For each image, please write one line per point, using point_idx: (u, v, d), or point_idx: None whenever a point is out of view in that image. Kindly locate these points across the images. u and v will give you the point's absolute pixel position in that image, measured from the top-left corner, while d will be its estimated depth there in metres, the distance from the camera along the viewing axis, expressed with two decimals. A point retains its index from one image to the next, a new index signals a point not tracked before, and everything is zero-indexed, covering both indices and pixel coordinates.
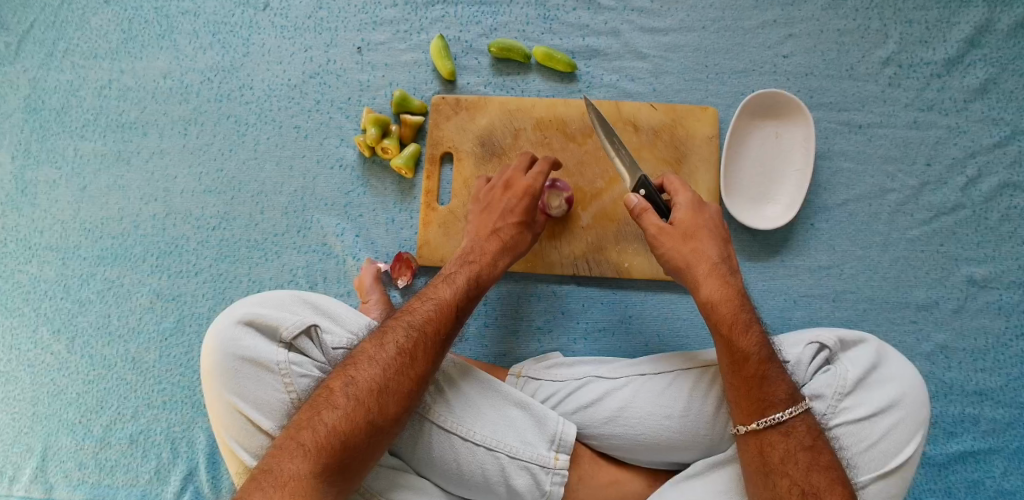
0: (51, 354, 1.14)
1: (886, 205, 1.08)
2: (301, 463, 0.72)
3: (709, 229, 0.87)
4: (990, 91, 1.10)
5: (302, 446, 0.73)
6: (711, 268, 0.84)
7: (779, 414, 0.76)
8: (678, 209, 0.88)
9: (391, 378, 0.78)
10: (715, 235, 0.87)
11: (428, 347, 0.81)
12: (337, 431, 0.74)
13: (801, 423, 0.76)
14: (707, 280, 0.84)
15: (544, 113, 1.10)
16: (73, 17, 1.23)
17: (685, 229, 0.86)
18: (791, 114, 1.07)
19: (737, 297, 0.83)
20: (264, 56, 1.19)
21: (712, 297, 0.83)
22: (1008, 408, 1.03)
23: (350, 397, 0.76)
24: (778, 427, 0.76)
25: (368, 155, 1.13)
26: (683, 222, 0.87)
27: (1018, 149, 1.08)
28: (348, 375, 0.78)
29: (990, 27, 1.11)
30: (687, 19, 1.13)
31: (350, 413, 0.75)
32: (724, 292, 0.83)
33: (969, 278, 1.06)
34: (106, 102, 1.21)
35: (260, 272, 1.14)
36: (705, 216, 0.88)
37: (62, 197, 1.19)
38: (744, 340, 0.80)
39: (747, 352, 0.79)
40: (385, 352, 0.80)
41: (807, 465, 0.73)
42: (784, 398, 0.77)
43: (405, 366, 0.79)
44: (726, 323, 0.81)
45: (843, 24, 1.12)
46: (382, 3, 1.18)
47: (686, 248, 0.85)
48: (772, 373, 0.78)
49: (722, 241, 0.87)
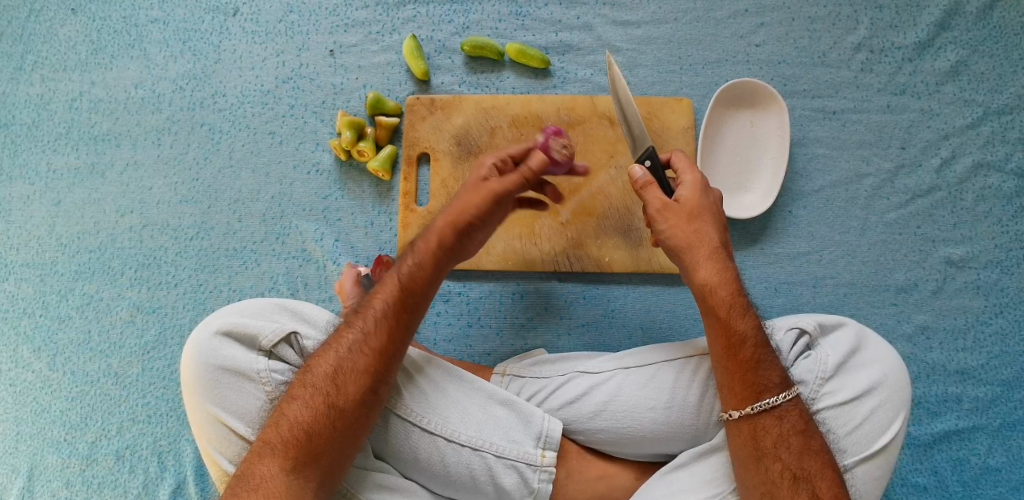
0: (32, 372, 1.13)
1: (863, 190, 1.09)
2: (271, 462, 0.73)
3: (715, 212, 0.83)
4: (961, 73, 1.11)
5: (268, 444, 0.74)
6: (712, 251, 0.81)
7: (773, 399, 0.76)
8: (683, 188, 0.84)
9: (345, 358, 0.78)
10: (715, 219, 0.83)
11: (383, 321, 0.80)
12: (301, 422, 0.75)
13: (794, 407, 0.76)
14: (706, 262, 0.80)
15: (519, 111, 1.10)
16: (41, 29, 1.21)
17: (690, 209, 0.83)
18: (765, 103, 1.08)
19: (733, 281, 0.81)
20: (236, 62, 1.18)
21: (709, 280, 0.80)
22: (990, 386, 1.04)
23: (308, 385, 0.77)
24: (771, 411, 0.75)
25: (344, 158, 1.13)
26: (689, 202, 0.83)
27: (991, 129, 1.09)
28: (306, 365, 0.79)
29: (959, 10, 1.12)
30: (659, 11, 1.13)
31: (309, 401, 0.76)
32: (722, 276, 0.80)
33: (946, 259, 1.07)
34: (78, 114, 1.20)
35: (240, 281, 1.13)
36: (710, 198, 0.84)
37: (37, 213, 1.17)
38: (742, 323, 0.79)
39: (745, 335, 0.78)
40: (341, 336, 0.80)
41: (799, 449, 0.74)
42: (777, 383, 0.77)
43: (360, 345, 0.79)
44: (724, 306, 0.79)
45: (813, 11, 1.13)
46: (354, 5, 1.17)
47: (689, 228, 0.82)
48: (766, 359, 0.78)
49: (721, 227, 0.84)
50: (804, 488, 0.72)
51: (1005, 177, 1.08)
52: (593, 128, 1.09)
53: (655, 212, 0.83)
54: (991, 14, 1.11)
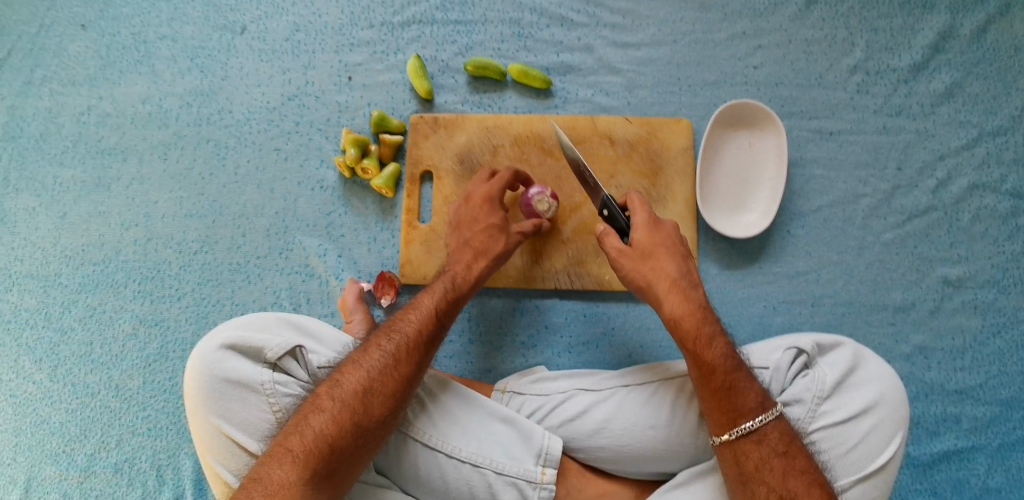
0: (34, 383, 1.13)
1: (860, 210, 1.10)
2: (289, 470, 0.73)
3: (668, 247, 0.87)
4: (956, 95, 1.13)
5: (290, 452, 0.74)
6: (672, 284, 0.85)
7: (750, 423, 0.77)
8: (636, 229, 0.89)
9: (375, 379, 0.79)
10: (673, 252, 0.87)
11: (413, 348, 0.82)
12: (325, 434, 0.75)
13: (775, 429, 0.77)
14: (668, 296, 0.84)
15: (521, 130, 1.11)
16: (50, 44, 1.23)
17: (643, 248, 0.87)
18: (762, 124, 1.10)
19: (699, 312, 0.83)
20: (243, 79, 1.20)
21: (674, 313, 0.83)
22: (989, 406, 1.05)
23: (336, 399, 0.78)
24: (750, 436, 0.77)
25: (348, 175, 1.14)
26: (641, 242, 0.88)
27: (986, 150, 1.11)
28: (333, 379, 0.80)
29: (953, 33, 1.14)
30: (659, 33, 1.15)
31: (336, 415, 0.76)
32: (687, 307, 0.83)
33: (944, 278, 1.08)
34: (86, 128, 1.21)
35: (243, 295, 1.14)
36: (662, 234, 0.88)
37: (42, 225, 1.18)
38: (709, 353, 0.80)
39: (713, 365, 0.79)
40: (370, 356, 0.81)
41: (783, 471, 0.75)
42: (752, 408, 0.78)
43: (389, 367, 0.80)
44: (691, 339, 0.81)
45: (810, 34, 1.15)
46: (359, 25, 1.19)
47: (645, 267, 0.86)
48: (739, 384, 0.78)
49: (681, 257, 0.87)
50: None
51: (1000, 197, 1.10)
52: (592, 147, 1.10)
53: (611, 259, 0.89)
54: (985, 37, 1.13)
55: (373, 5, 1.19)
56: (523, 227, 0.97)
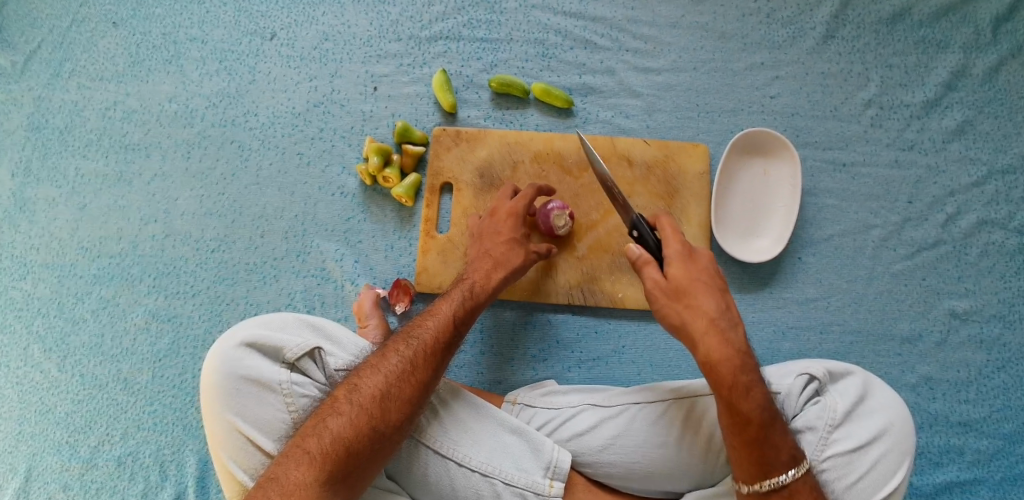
0: (42, 372, 1.15)
1: (870, 240, 1.12)
2: (306, 471, 0.74)
3: (707, 285, 0.83)
4: (967, 132, 1.15)
5: (307, 453, 0.75)
6: (708, 325, 0.80)
7: (783, 477, 0.77)
8: (671, 264, 0.84)
9: (393, 384, 0.81)
10: (712, 288, 0.82)
11: (431, 355, 0.84)
12: (343, 438, 0.76)
13: (805, 483, 0.77)
14: (705, 338, 0.80)
15: (541, 147, 1.14)
16: (80, 39, 1.26)
17: (679, 286, 0.83)
18: (777, 153, 1.12)
19: (738, 357, 0.79)
20: (270, 83, 1.23)
21: (710, 356, 0.79)
22: (991, 439, 1.06)
23: (354, 403, 0.79)
24: (780, 490, 0.77)
25: (369, 183, 1.16)
26: (677, 279, 0.83)
27: (995, 188, 1.13)
28: (352, 383, 0.81)
29: (966, 72, 1.16)
30: (679, 60, 1.18)
31: (353, 419, 0.78)
32: (725, 351, 0.79)
33: (950, 311, 1.10)
34: (110, 123, 1.24)
35: (258, 295, 1.16)
36: (699, 269, 0.84)
37: (61, 216, 1.20)
38: (746, 402, 0.77)
39: (749, 415, 0.77)
40: (387, 361, 0.83)
41: None
42: (785, 461, 0.77)
43: (407, 373, 0.82)
44: (725, 386, 0.78)
45: (827, 67, 1.17)
46: (387, 37, 1.21)
47: (680, 306, 0.82)
48: (773, 436, 0.77)
49: (720, 293, 0.83)
50: None
51: (1008, 234, 1.12)
52: (611, 167, 1.12)
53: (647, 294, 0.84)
54: (998, 77, 1.16)
55: (401, 18, 1.22)
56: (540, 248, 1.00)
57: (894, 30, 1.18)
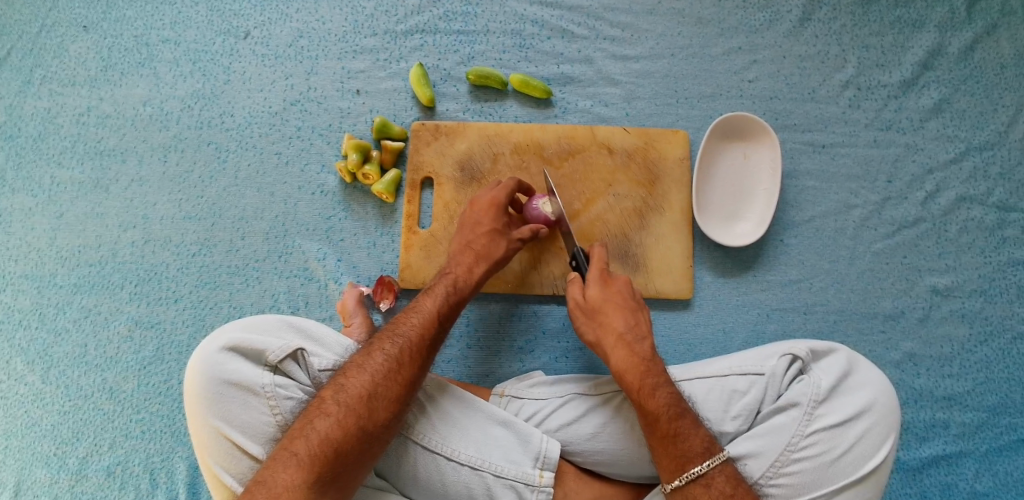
0: (26, 384, 1.13)
1: (851, 220, 1.13)
2: (294, 473, 0.74)
3: (620, 302, 0.92)
4: (944, 111, 1.16)
5: (295, 456, 0.75)
6: (618, 338, 0.89)
7: (698, 468, 0.78)
8: (591, 286, 0.94)
9: (380, 383, 0.81)
10: (622, 307, 0.92)
11: (416, 353, 0.84)
12: (331, 438, 0.76)
13: (722, 472, 0.78)
14: (614, 350, 0.88)
15: (521, 138, 1.13)
16: (51, 44, 1.24)
17: (594, 305, 0.92)
18: (757, 136, 1.12)
19: (643, 364, 0.86)
20: (245, 83, 1.21)
21: (619, 367, 0.87)
22: (976, 412, 1.07)
23: (340, 403, 0.78)
24: (698, 480, 0.78)
25: (349, 180, 1.15)
26: (594, 299, 0.93)
27: (973, 164, 1.14)
28: (338, 383, 0.81)
29: (942, 51, 1.17)
30: (656, 47, 1.18)
31: (341, 419, 0.77)
32: (631, 361, 0.86)
33: (932, 288, 1.11)
34: (84, 129, 1.22)
35: (241, 298, 1.14)
36: (614, 289, 0.93)
37: (38, 225, 1.18)
38: (653, 402, 0.82)
39: (657, 413, 0.81)
40: (373, 359, 0.83)
41: None
42: (700, 452, 0.79)
43: (393, 372, 0.82)
44: (634, 390, 0.84)
45: (804, 50, 1.18)
46: (362, 32, 1.20)
47: (595, 323, 0.92)
48: (684, 430, 0.80)
49: (630, 311, 0.91)
50: None
51: (987, 209, 1.13)
52: (591, 156, 1.12)
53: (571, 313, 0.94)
54: (973, 55, 1.17)
55: (376, 13, 1.21)
56: (523, 235, 1.00)
57: (869, 11, 1.19)
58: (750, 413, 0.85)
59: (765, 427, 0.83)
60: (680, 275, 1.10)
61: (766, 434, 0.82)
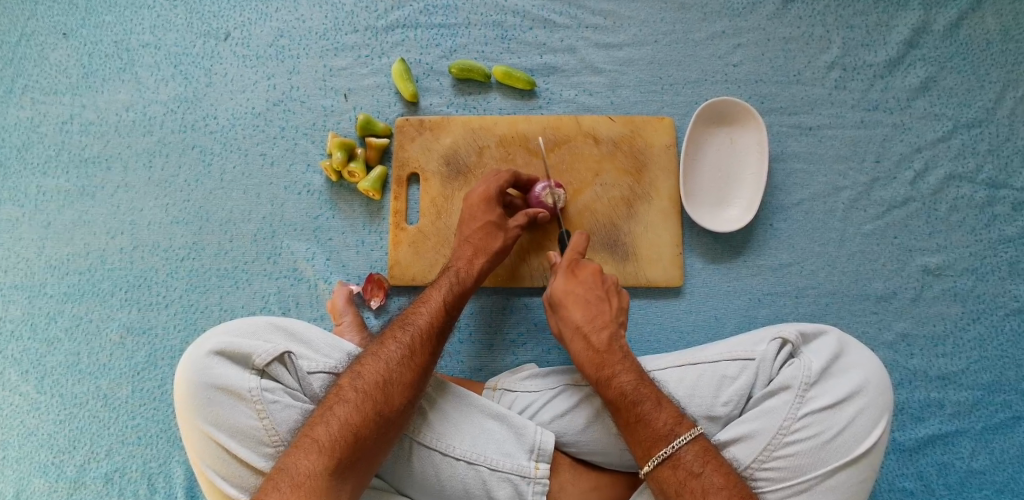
0: (20, 395, 1.12)
1: (840, 202, 1.13)
2: (315, 459, 0.74)
3: (581, 297, 0.94)
4: (931, 89, 1.15)
5: (316, 442, 0.76)
6: (575, 331, 0.92)
7: (664, 450, 0.79)
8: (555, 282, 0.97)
9: (395, 369, 0.82)
10: (580, 301, 0.93)
11: (427, 340, 0.87)
12: (350, 424, 0.77)
13: (692, 449, 0.79)
14: (573, 342, 0.92)
15: (506, 130, 1.13)
16: (31, 53, 1.23)
17: (554, 302, 0.96)
18: (743, 121, 1.12)
19: (597, 356, 0.89)
20: (228, 85, 1.20)
21: (579, 358, 0.90)
22: (970, 390, 1.07)
23: (358, 390, 0.80)
24: (665, 462, 0.79)
25: (335, 179, 1.15)
26: (555, 296, 0.95)
27: (961, 141, 1.14)
28: (355, 371, 0.82)
29: (927, 29, 1.16)
30: (639, 34, 1.17)
31: (359, 405, 0.79)
32: (587, 353, 0.90)
33: (923, 267, 1.11)
34: (69, 137, 1.21)
35: (232, 301, 1.14)
36: (574, 283, 0.96)
37: (26, 235, 1.18)
38: (612, 391, 0.85)
39: (616, 402, 0.84)
40: (387, 348, 0.84)
41: (702, 492, 0.76)
42: (665, 434, 0.80)
43: (407, 359, 0.84)
44: (593, 381, 0.87)
45: (788, 32, 1.17)
46: (343, 29, 1.19)
47: (557, 318, 0.95)
48: (645, 413, 0.82)
49: (589, 304, 0.93)
50: None
51: (976, 187, 1.12)
52: (577, 146, 1.12)
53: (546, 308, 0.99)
54: (958, 32, 1.16)
55: (357, 9, 1.20)
56: (521, 221, 1.01)
57: None
58: (741, 398, 0.85)
59: (757, 411, 0.83)
60: (670, 262, 1.09)
61: (758, 417, 0.82)
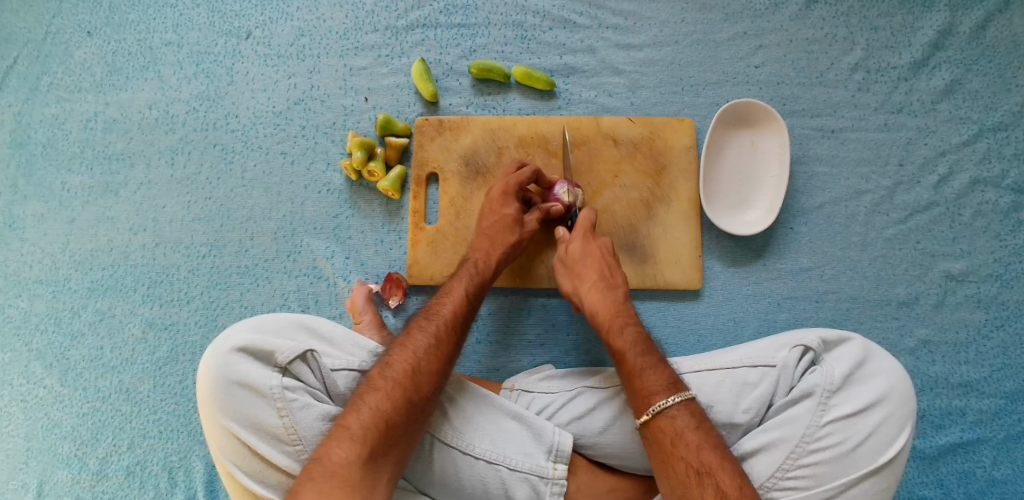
0: (44, 388, 1.14)
1: (862, 206, 1.11)
2: (349, 447, 0.75)
3: (598, 255, 0.98)
4: (956, 91, 1.13)
5: (349, 430, 0.76)
6: (592, 285, 0.96)
7: (664, 400, 0.80)
8: (570, 242, 1.00)
9: (422, 358, 0.83)
10: (596, 261, 0.97)
11: (451, 329, 0.88)
12: (382, 412, 0.78)
13: (686, 407, 0.79)
14: (589, 294, 0.95)
15: (525, 131, 1.13)
16: (57, 51, 1.24)
17: (571, 259, 0.99)
18: (764, 123, 1.11)
19: (614, 308, 0.93)
20: (249, 84, 1.21)
21: (594, 308, 0.94)
22: (993, 398, 1.06)
23: (389, 379, 0.81)
24: (664, 412, 0.79)
25: (355, 178, 1.15)
26: (571, 253, 0.99)
27: (987, 145, 1.12)
28: (384, 361, 0.83)
29: (953, 31, 1.14)
30: (660, 34, 1.16)
31: (390, 393, 0.79)
32: (604, 304, 0.94)
33: (946, 273, 1.09)
34: (93, 134, 1.22)
35: (252, 298, 1.15)
36: (593, 245, 0.99)
37: (50, 231, 1.19)
38: (621, 339, 0.89)
39: (623, 350, 0.87)
40: (414, 338, 0.86)
41: (697, 445, 0.76)
42: (664, 387, 0.82)
43: (433, 348, 0.85)
44: (605, 331, 0.91)
45: (811, 33, 1.16)
46: (363, 29, 1.20)
47: (571, 277, 0.98)
48: (651, 364, 0.84)
49: (603, 264, 0.97)
50: (708, 483, 0.73)
51: (1001, 192, 1.11)
52: (598, 148, 1.12)
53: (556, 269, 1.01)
54: (985, 34, 1.14)
55: (377, 9, 1.20)
56: (536, 216, 1.02)
57: None
58: (762, 406, 0.84)
59: (779, 419, 0.82)
60: (690, 265, 1.09)
61: (780, 425, 0.82)
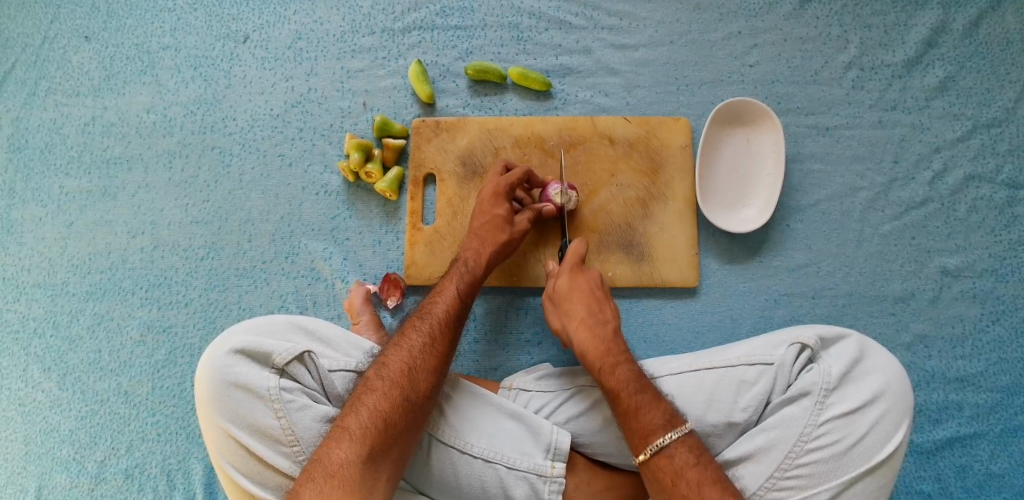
0: (42, 392, 1.15)
1: (858, 203, 1.12)
2: (348, 447, 0.75)
3: (587, 291, 0.96)
4: (950, 89, 1.14)
5: (347, 431, 0.77)
6: (581, 322, 0.94)
7: (660, 440, 0.80)
8: (560, 278, 0.99)
9: (418, 357, 0.84)
10: (586, 297, 0.96)
11: (446, 327, 0.88)
12: (380, 411, 0.78)
13: (683, 443, 0.80)
14: (578, 330, 0.94)
15: (522, 132, 1.13)
16: (54, 56, 1.25)
17: (561, 294, 0.97)
18: (759, 122, 1.11)
19: (603, 346, 0.91)
20: (246, 87, 1.22)
21: (583, 346, 0.92)
22: (990, 393, 1.06)
23: (385, 378, 0.81)
24: (663, 451, 0.80)
25: (352, 180, 1.16)
26: (560, 289, 0.97)
27: (981, 142, 1.12)
28: (380, 362, 0.84)
29: (946, 28, 1.15)
30: (655, 35, 1.17)
31: (386, 392, 0.80)
32: (594, 342, 0.92)
33: (942, 269, 1.10)
34: (90, 138, 1.23)
35: (250, 300, 1.15)
36: (584, 279, 0.98)
37: (48, 234, 1.20)
38: (612, 378, 0.87)
39: (615, 390, 0.86)
40: (409, 338, 0.86)
41: (697, 481, 0.77)
42: (660, 425, 0.81)
43: (428, 346, 0.85)
44: (595, 369, 0.90)
45: (805, 32, 1.16)
46: (360, 31, 1.20)
47: (561, 311, 0.97)
48: (643, 403, 0.83)
49: (593, 301, 0.95)
50: None
51: (996, 188, 1.11)
52: (594, 147, 1.12)
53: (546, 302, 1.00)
54: (978, 31, 1.15)
55: (374, 11, 1.21)
56: (528, 216, 1.02)
57: None
58: (759, 403, 0.85)
59: (777, 419, 0.83)
60: (686, 264, 1.09)
61: (778, 425, 0.82)
